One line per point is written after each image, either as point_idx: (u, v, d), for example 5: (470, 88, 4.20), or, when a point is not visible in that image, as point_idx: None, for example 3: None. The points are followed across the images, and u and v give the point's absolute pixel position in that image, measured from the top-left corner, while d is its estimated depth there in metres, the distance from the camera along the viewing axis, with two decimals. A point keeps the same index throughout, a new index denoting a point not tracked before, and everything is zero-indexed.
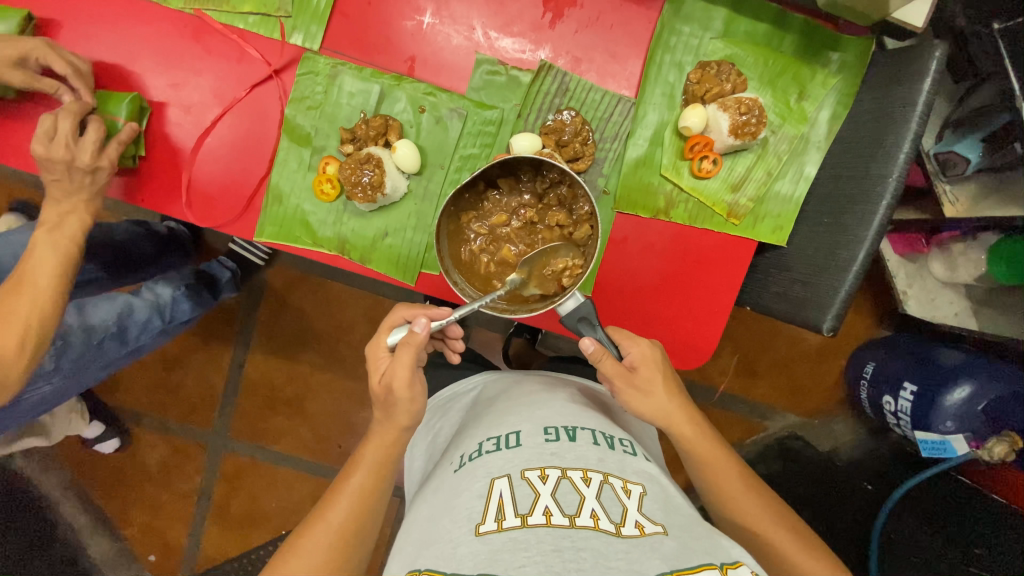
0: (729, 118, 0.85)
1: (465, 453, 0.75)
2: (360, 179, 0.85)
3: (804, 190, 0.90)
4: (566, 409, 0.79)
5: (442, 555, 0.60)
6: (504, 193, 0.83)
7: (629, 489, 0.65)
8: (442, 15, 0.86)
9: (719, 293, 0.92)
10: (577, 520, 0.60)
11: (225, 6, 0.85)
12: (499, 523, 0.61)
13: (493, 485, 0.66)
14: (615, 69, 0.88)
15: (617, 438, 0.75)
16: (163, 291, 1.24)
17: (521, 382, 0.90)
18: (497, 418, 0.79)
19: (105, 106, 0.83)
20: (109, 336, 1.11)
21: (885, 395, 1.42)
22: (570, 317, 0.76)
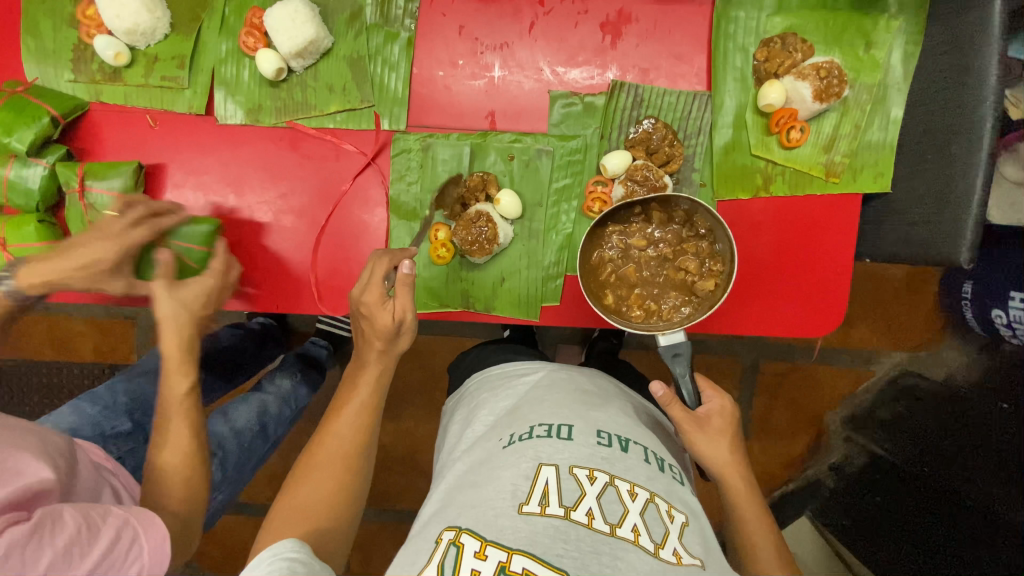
0: (810, 85, 0.87)
1: (513, 431, 0.74)
2: (476, 234, 0.89)
3: (895, 133, 0.91)
4: (621, 417, 0.78)
5: (484, 522, 0.62)
6: (656, 225, 0.83)
7: (672, 515, 0.67)
8: (510, 65, 0.91)
9: (835, 252, 0.93)
10: (617, 530, 0.62)
11: (313, 111, 0.91)
12: (542, 507, 0.63)
13: (540, 470, 0.67)
14: (683, 70, 0.91)
15: (668, 462, 0.75)
16: (283, 382, 1.25)
17: (572, 372, 0.87)
18: (550, 399, 0.78)
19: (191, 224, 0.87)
20: (255, 436, 1.14)
21: (994, 309, 1.36)
22: (666, 349, 0.80)
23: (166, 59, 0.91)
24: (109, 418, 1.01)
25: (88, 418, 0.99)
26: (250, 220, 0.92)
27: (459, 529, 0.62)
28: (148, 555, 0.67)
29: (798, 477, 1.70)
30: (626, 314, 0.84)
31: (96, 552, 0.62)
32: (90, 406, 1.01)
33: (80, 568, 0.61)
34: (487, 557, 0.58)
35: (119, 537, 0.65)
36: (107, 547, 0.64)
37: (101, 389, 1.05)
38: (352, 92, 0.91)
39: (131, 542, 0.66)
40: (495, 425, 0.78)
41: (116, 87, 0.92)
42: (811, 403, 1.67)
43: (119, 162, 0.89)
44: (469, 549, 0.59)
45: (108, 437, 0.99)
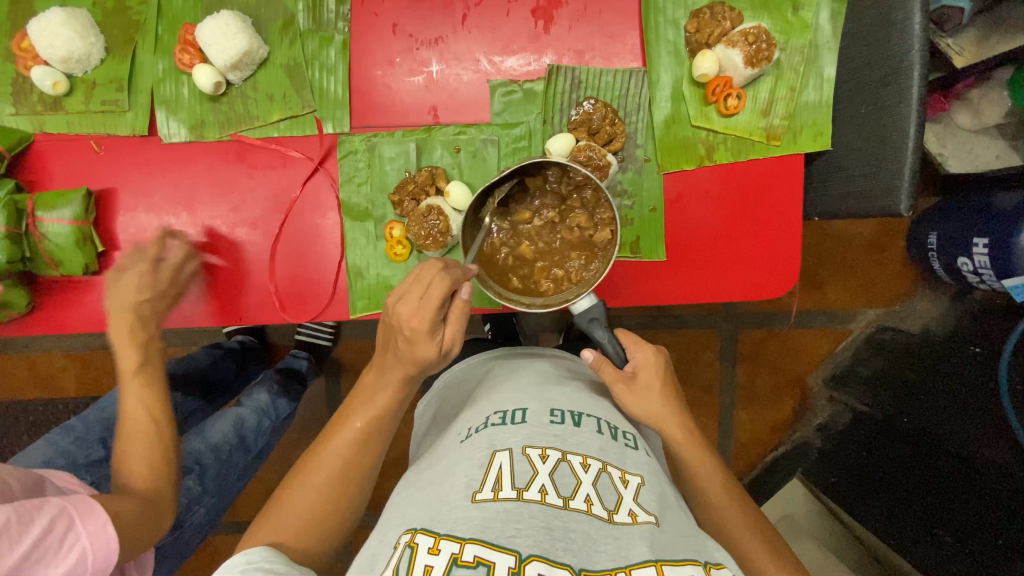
0: (741, 52, 0.88)
1: (471, 426, 0.76)
2: (428, 230, 0.90)
3: (830, 91, 0.93)
4: (576, 395, 0.80)
5: (439, 518, 0.61)
6: (534, 195, 0.85)
7: (626, 480, 0.67)
8: (447, 59, 0.92)
9: (783, 214, 0.95)
10: (571, 502, 0.62)
11: (256, 122, 0.92)
12: (496, 493, 0.62)
13: (493, 457, 0.67)
14: (617, 48, 0.93)
15: (621, 430, 0.77)
16: (261, 395, 1.25)
17: (530, 362, 0.89)
18: (504, 393, 0.80)
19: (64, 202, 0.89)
20: (233, 448, 1.15)
21: (959, 257, 1.36)
22: (582, 316, 0.81)
23: (105, 84, 0.92)
24: (81, 448, 1.03)
25: (60, 448, 1.01)
26: (205, 235, 0.93)
27: (413, 531, 0.61)
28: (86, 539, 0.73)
29: (788, 440, 1.72)
30: (540, 290, 0.86)
31: (31, 540, 0.69)
32: (62, 436, 1.03)
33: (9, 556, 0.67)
34: (440, 551, 0.57)
35: (54, 524, 0.72)
36: (42, 534, 0.71)
37: (73, 421, 1.06)
38: (293, 100, 0.92)
39: (67, 529, 0.72)
40: (455, 425, 0.79)
41: (57, 116, 0.92)
42: (792, 366, 1.69)
43: (67, 192, 0.89)
44: (424, 547, 0.58)
45: (81, 465, 1.01)
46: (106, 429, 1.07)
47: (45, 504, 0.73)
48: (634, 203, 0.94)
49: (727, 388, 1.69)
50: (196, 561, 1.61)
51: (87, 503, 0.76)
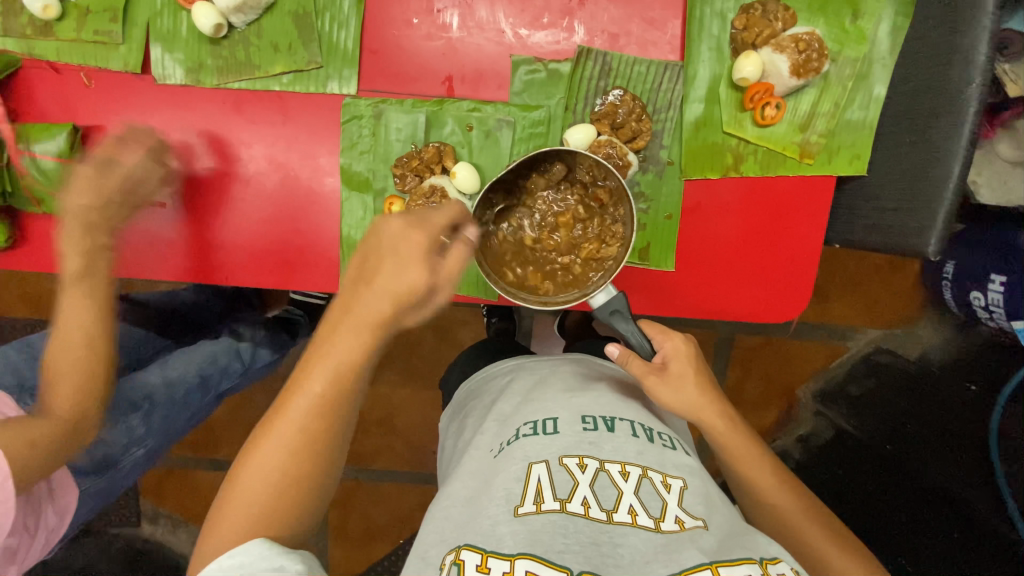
0: (788, 59, 0.82)
1: (503, 435, 0.74)
2: (429, 213, 0.86)
3: (877, 112, 0.86)
4: (607, 396, 0.77)
5: (482, 533, 0.61)
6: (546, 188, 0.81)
7: (669, 484, 0.65)
8: (469, 26, 0.85)
9: (806, 237, 0.90)
10: (615, 514, 0.61)
11: (258, 71, 0.85)
12: (538, 506, 0.62)
13: (531, 469, 0.66)
14: (655, 36, 0.85)
15: (657, 431, 0.73)
16: (244, 334, 1.21)
17: (557, 364, 0.86)
18: (530, 400, 0.76)
19: (47, 136, 0.83)
20: (192, 387, 1.06)
21: (973, 291, 1.32)
22: (603, 310, 0.77)
23: (99, 12, 0.84)
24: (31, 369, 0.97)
25: (9, 364, 0.96)
26: (193, 187, 0.88)
27: (459, 548, 0.60)
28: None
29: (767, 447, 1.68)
30: (538, 288, 0.83)
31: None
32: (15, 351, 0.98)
33: None
34: (489, 569, 0.56)
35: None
36: None
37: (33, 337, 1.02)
38: (299, 52, 0.85)
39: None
40: (483, 432, 0.76)
41: (47, 42, 0.85)
42: (783, 376, 1.65)
43: (53, 126, 0.84)
44: (471, 565, 0.57)
45: (25, 388, 0.96)
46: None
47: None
48: (649, 207, 0.89)
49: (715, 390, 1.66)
50: (174, 493, 1.61)
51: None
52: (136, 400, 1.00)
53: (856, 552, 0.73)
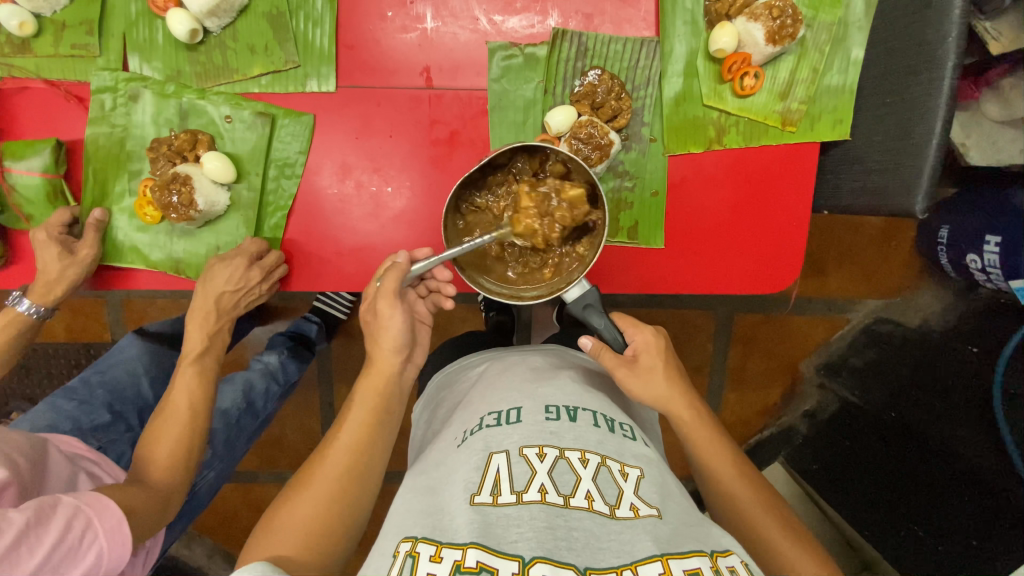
0: (763, 27, 0.81)
1: (467, 428, 0.81)
2: (168, 200, 0.83)
3: (856, 75, 0.87)
4: (570, 389, 0.85)
5: (440, 527, 0.67)
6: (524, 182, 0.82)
7: (626, 473, 0.73)
8: (443, 15, 0.85)
9: (791, 208, 0.90)
10: (572, 500, 0.68)
11: (237, 75, 0.86)
12: (494, 497, 0.68)
13: (491, 459, 0.73)
14: (629, 14, 0.86)
15: (618, 422, 0.82)
16: (271, 358, 1.27)
17: (526, 359, 0.95)
18: (499, 392, 0.85)
19: (25, 151, 0.84)
20: (242, 412, 1.17)
21: (968, 254, 1.30)
22: (577, 303, 0.83)
23: (75, 26, 0.85)
24: (86, 414, 1.03)
25: (65, 414, 1.02)
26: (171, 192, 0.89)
27: (414, 539, 0.65)
28: (104, 537, 0.69)
29: (773, 425, 1.69)
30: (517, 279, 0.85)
31: (47, 543, 0.63)
32: (65, 402, 1.03)
33: (33, 558, 0.62)
34: (442, 558, 0.62)
35: (72, 524, 0.66)
36: (61, 539, 0.65)
37: (74, 384, 1.06)
38: (275, 53, 0.86)
39: (86, 528, 0.67)
40: (453, 427, 0.84)
41: (26, 60, 0.85)
42: (785, 352, 1.65)
43: (37, 141, 0.85)
44: (426, 555, 0.63)
45: (86, 430, 1.01)
46: (110, 394, 1.06)
47: (58, 504, 0.66)
48: (635, 184, 0.89)
49: (717, 370, 1.65)
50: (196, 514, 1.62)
51: (100, 500, 0.71)
52: None
53: (802, 537, 0.77)
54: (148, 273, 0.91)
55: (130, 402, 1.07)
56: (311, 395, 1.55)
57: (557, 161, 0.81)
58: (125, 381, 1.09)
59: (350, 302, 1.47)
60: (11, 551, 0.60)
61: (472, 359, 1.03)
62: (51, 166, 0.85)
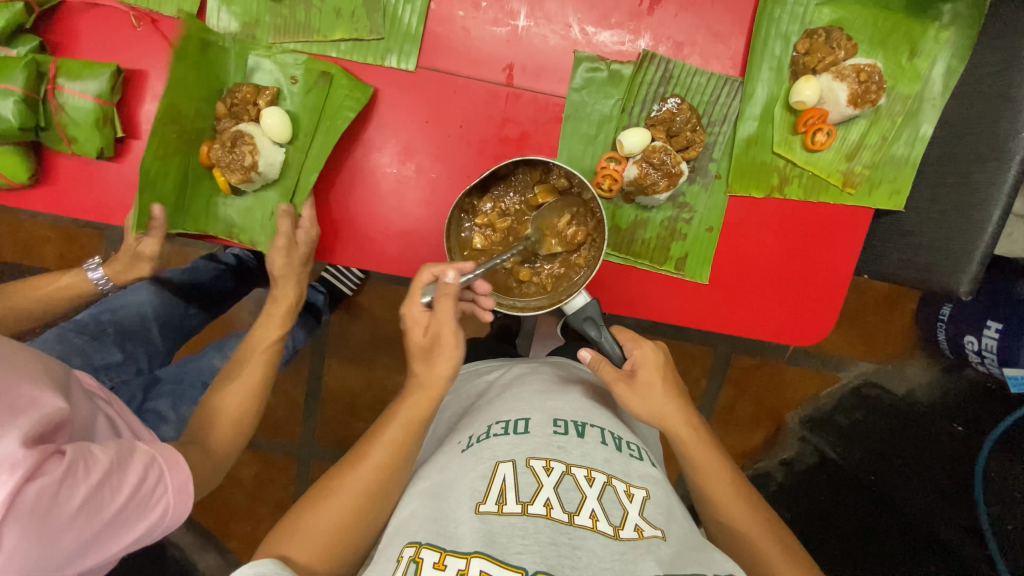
0: (847, 88, 0.83)
1: (473, 434, 0.80)
2: (233, 162, 0.82)
3: (921, 151, 0.88)
4: (577, 403, 0.84)
5: (442, 533, 0.66)
6: (513, 193, 0.86)
7: (632, 493, 0.71)
8: (536, 16, 0.84)
9: (838, 268, 0.92)
10: (576, 518, 0.66)
11: (316, 35, 0.84)
12: (500, 506, 0.67)
13: (497, 468, 0.72)
14: (718, 49, 0.86)
15: (625, 441, 0.81)
16: None
17: (536, 371, 0.93)
18: (507, 402, 0.84)
19: (83, 74, 0.81)
20: None
21: (967, 335, 1.36)
22: (578, 316, 0.85)
23: None
24: (98, 350, 1.04)
25: (75, 348, 1.02)
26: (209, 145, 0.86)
27: (419, 545, 0.65)
28: (173, 493, 0.66)
29: (750, 468, 1.72)
30: (519, 289, 0.87)
31: (124, 491, 0.61)
32: (76, 335, 1.03)
33: (108, 506, 0.59)
34: (446, 566, 0.61)
35: (146, 473, 0.64)
36: (134, 490, 0.62)
37: (85, 319, 1.06)
38: (361, 20, 0.83)
39: (156, 480, 0.65)
40: (460, 435, 0.84)
41: None
42: (775, 399, 1.68)
43: (95, 64, 0.81)
44: (429, 561, 0.62)
45: (98, 368, 1.03)
46: (121, 333, 1.07)
47: (133, 452, 0.64)
48: (691, 218, 0.90)
49: (706, 406, 1.67)
50: None
51: (173, 454, 0.69)
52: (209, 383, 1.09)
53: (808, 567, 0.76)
54: (209, 235, 0.91)
55: (140, 344, 1.09)
56: (302, 365, 1.52)
57: (558, 174, 0.83)
58: (135, 324, 1.09)
59: (359, 279, 1.45)
60: (92, 492, 0.57)
61: (484, 366, 1.02)
62: (107, 91, 0.81)
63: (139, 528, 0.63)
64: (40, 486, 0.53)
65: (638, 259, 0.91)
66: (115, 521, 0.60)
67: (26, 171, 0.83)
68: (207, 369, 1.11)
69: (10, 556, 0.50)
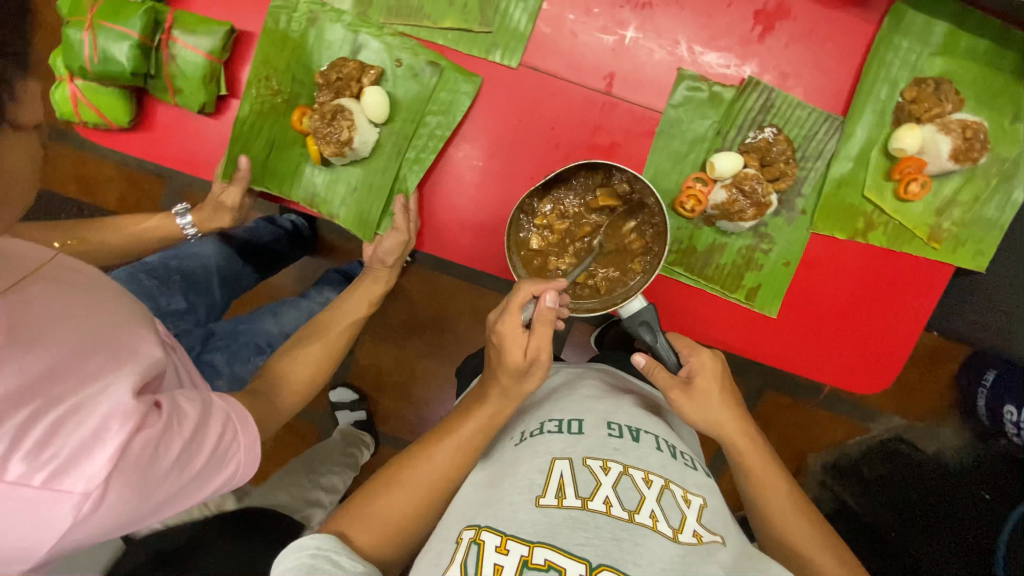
0: (952, 142, 0.82)
1: (526, 430, 0.81)
2: (327, 133, 0.84)
3: (1011, 216, 0.87)
4: (633, 410, 0.82)
5: (502, 517, 0.66)
6: (573, 195, 0.86)
7: (689, 499, 0.71)
8: (646, 29, 0.84)
9: (911, 320, 0.91)
10: (637, 515, 0.66)
11: (427, 21, 0.85)
12: (559, 500, 0.66)
13: (554, 464, 0.71)
14: (824, 86, 0.85)
15: (679, 450, 0.79)
16: (331, 294, 1.26)
17: (585, 376, 0.91)
18: (560, 402, 0.83)
19: (199, 30, 0.82)
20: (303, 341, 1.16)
21: (1009, 404, 1.31)
22: (633, 319, 0.81)
23: None
24: (162, 293, 1.04)
25: (142, 289, 1.02)
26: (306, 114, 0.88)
27: (478, 528, 0.65)
28: (244, 453, 0.68)
29: None
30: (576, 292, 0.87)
31: (207, 446, 0.63)
32: (145, 277, 1.03)
33: (195, 460, 0.61)
34: (508, 551, 0.62)
35: (224, 431, 0.66)
36: (215, 446, 0.64)
37: (153, 261, 1.07)
38: (473, 13, 0.85)
39: (232, 438, 0.67)
40: (511, 429, 0.84)
41: None
42: (799, 442, 1.57)
43: (212, 22, 0.83)
44: (490, 544, 0.63)
45: (160, 312, 1.03)
46: (186, 281, 1.08)
47: (214, 405, 0.66)
48: (769, 250, 0.89)
49: None
50: None
51: (242, 412, 0.70)
52: (261, 344, 1.09)
53: None
54: (288, 199, 0.92)
55: (201, 295, 1.10)
56: None
57: (621, 180, 0.82)
58: (200, 274, 1.11)
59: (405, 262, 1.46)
60: (184, 446, 0.60)
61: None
62: (219, 50, 0.82)
63: (213, 483, 0.66)
64: (145, 437, 0.56)
65: (709, 284, 0.91)
66: (199, 476, 0.63)
67: (128, 115, 0.85)
68: (260, 329, 1.11)
69: (114, 503, 0.54)
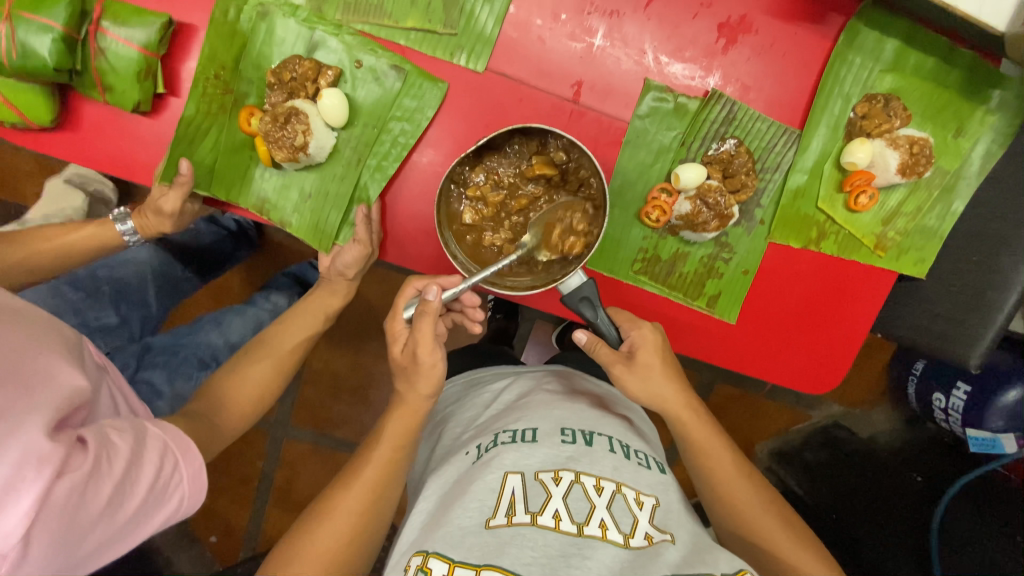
0: (899, 157, 0.86)
1: (481, 443, 0.78)
2: (280, 137, 0.78)
3: (949, 226, 0.92)
4: (586, 412, 0.82)
5: (452, 541, 0.65)
6: (507, 164, 0.82)
7: (642, 501, 0.71)
8: (613, 37, 0.83)
9: (857, 322, 0.96)
10: (586, 528, 0.66)
11: (386, 20, 0.81)
12: (509, 518, 0.67)
13: (506, 480, 0.70)
14: (782, 99, 0.87)
15: (634, 449, 0.79)
16: (279, 300, 1.17)
17: (543, 380, 0.90)
18: (515, 409, 0.82)
19: (132, 22, 0.75)
20: None
21: (936, 392, 1.40)
22: (572, 296, 0.78)
23: None
24: (92, 308, 0.98)
25: (68, 303, 0.96)
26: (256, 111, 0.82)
27: (426, 554, 0.64)
28: (187, 484, 0.64)
29: None
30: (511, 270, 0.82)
31: (141, 485, 0.58)
32: (70, 291, 0.97)
33: (129, 501, 0.57)
34: None
35: (161, 464, 0.61)
36: (151, 482, 0.59)
37: (80, 273, 1.00)
38: (436, 13, 0.81)
39: (172, 469, 0.63)
40: (467, 441, 0.82)
41: None
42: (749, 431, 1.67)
43: (147, 12, 0.75)
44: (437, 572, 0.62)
45: (93, 329, 0.97)
46: (116, 292, 1.01)
47: (145, 435, 0.61)
48: (730, 258, 0.91)
49: None
50: None
51: (184, 439, 0.66)
52: (205, 358, 1.02)
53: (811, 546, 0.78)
54: (237, 206, 0.86)
55: (136, 306, 1.04)
56: None
57: (556, 147, 0.79)
58: (133, 284, 1.04)
59: None
60: (115, 487, 0.55)
61: (484, 374, 0.98)
62: (157, 44, 0.75)
63: (155, 520, 0.61)
64: (70, 484, 0.50)
65: (672, 291, 0.92)
66: (136, 515, 0.58)
67: (49, 113, 0.77)
68: (201, 342, 1.04)
69: (38, 557, 0.49)
